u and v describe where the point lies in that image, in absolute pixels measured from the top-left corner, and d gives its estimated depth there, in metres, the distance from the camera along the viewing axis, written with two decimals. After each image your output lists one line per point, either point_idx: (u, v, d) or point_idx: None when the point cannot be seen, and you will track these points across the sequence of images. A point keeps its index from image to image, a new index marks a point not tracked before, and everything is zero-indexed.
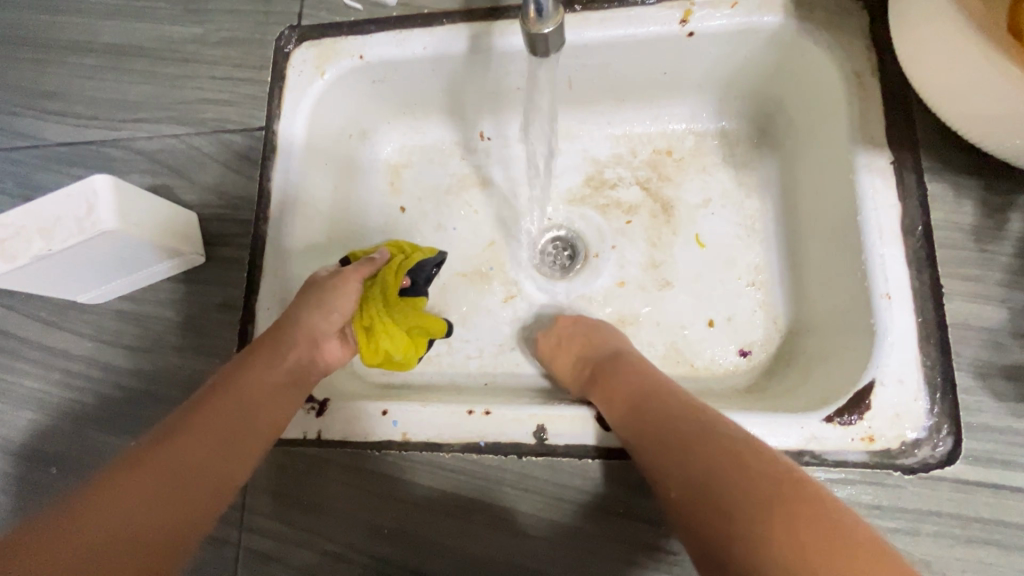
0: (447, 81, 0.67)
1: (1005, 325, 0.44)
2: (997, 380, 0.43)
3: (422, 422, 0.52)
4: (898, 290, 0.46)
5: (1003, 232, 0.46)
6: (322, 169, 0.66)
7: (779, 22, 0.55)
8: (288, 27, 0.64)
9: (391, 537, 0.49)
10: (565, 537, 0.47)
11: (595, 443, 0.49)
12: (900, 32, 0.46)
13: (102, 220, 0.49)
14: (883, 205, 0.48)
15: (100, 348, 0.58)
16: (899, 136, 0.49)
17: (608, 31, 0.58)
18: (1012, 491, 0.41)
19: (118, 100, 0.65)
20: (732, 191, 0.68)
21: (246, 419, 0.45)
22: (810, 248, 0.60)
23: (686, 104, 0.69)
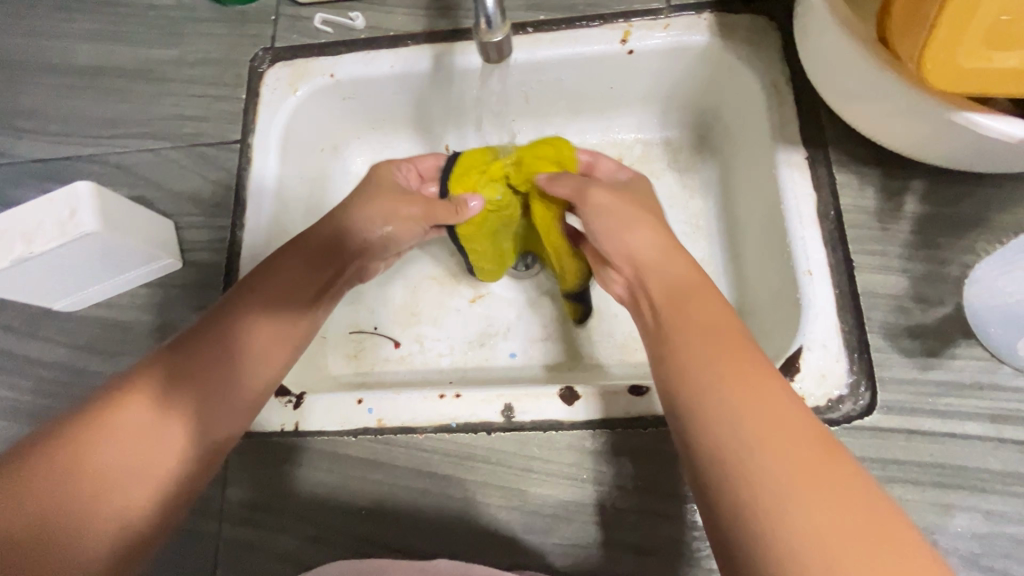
0: (413, 97, 0.72)
1: (907, 292, 0.51)
2: (904, 338, 0.49)
3: (396, 408, 0.55)
4: (818, 266, 0.53)
5: (900, 212, 0.53)
6: (296, 179, 0.70)
7: (706, 40, 0.63)
8: (262, 49, 0.68)
9: (368, 517, 0.52)
10: (536, 506, 0.51)
11: (559, 417, 0.52)
12: (805, 46, 0.52)
13: (84, 223, 0.52)
14: (801, 194, 0.55)
15: (75, 354, 0.59)
16: (811, 135, 0.57)
17: (558, 49, 0.65)
18: (921, 434, 0.47)
19: (94, 118, 0.67)
20: (678, 192, 0.75)
21: (200, 418, 0.46)
22: (746, 239, 0.66)
23: (633, 116, 0.76)
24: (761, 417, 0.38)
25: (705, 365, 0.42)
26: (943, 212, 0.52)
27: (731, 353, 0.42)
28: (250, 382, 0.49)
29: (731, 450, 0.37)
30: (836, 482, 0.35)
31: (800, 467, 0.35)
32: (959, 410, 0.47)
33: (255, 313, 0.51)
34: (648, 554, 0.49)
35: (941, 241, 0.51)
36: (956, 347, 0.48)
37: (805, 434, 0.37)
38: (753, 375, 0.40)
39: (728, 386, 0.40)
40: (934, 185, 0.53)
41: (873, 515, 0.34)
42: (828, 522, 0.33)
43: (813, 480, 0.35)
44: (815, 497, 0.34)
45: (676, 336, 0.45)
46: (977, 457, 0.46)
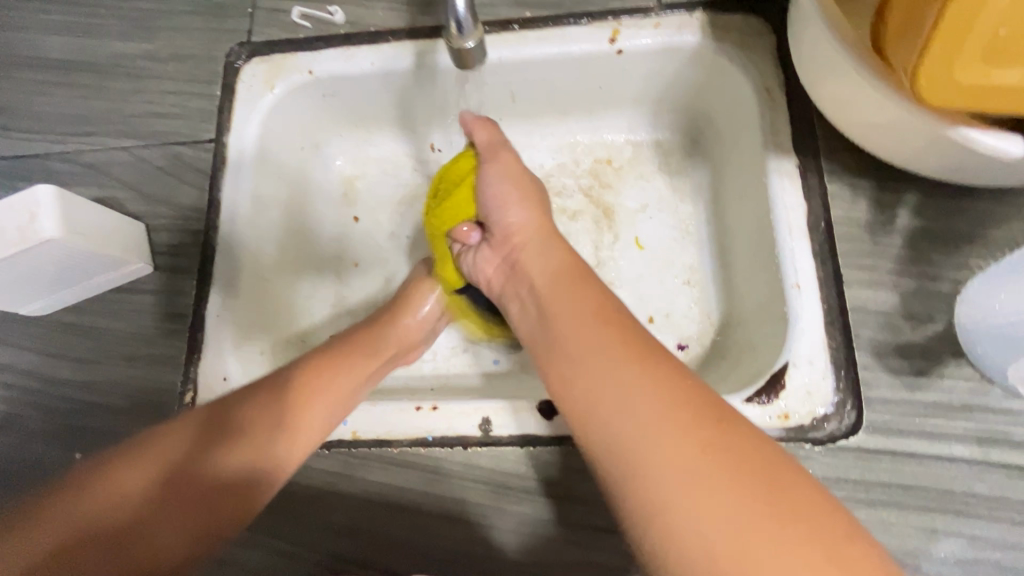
0: (396, 95, 0.69)
1: (897, 308, 0.49)
2: (892, 357, 0.48)
3: (372, 420, 0.53)
4: (806, 279, 0.51)
5: (892, 225, 0.51)
6: (274, 179, 0.67)
7: (697, 41, 0.61)
8: (237, 44, 0.66)
9: (342, 533, 0.51)
10: (513, 523, 0.50)
11: (538, 432, 0.51)
12: (798, 53, 0.50)
13: (44, 229, 0.51)
14: (791, 205, 0.53)
15: (44, 360, 0.58)
16: (803, 142, 0.55)
17: (544, 48, 0.63)
18: (906, 456, 0.46)
19: (64, 114, 0.65)
20: (668, 196, 0.73)
21: (239, 444, 0.46)
22: (736, 246, 0.65)
23: (623, 117, 0.74)
24: (682, 428, 0.35)
25: (625, 410, 0.37)
26: (936, 225, 0.50)
27: (638, 376, 0.38)
28: (301, 412, 0.49)
29: (653, 471, 0.35)
30: (768, 489, 0.33)
31: (727, 480, 0.33)
32: (946, 432, 0.46)
33: (327, 361, 0.53)
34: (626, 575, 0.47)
35: (934, 255, 0.50)
36: (945, 366, 0.47)
37: (735, 444, 0.35)
38: (666, 402, 0.37)
39: (654, 427, 0.36)
40: (928, 197, 0.51)
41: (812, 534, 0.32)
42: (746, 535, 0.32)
43: (734, 492, 0.33)
44: (734, 509, 0.32)
45: (581, 374, 0.41)
46: (962, 480, 0.45)
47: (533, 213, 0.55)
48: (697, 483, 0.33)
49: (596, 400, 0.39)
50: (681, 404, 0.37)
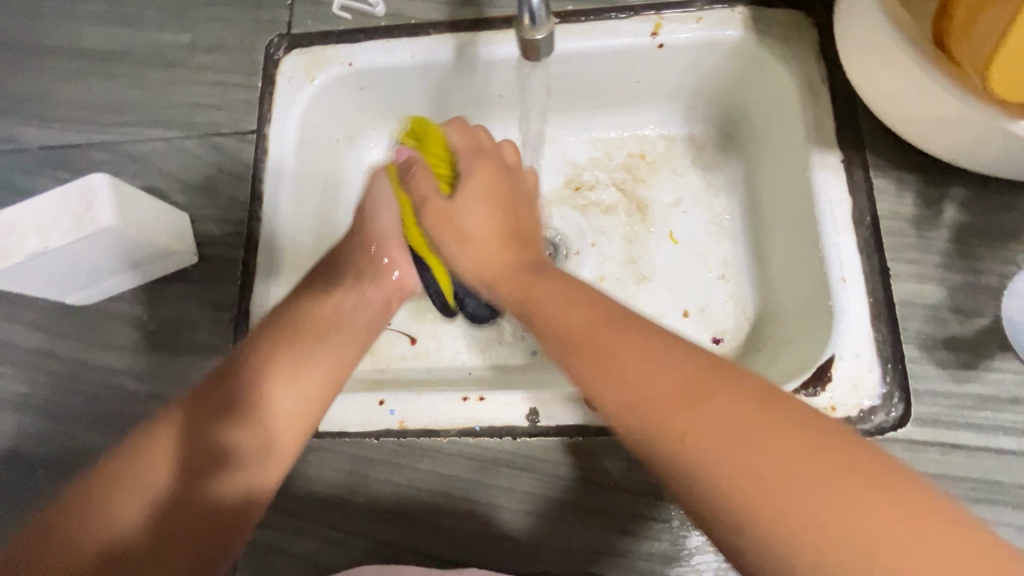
0: (433, 88, 0.70)
1: (944, 302, 0.50)
2: (940, 349, 0.48)
3: (418, 409, 0.54)
4: (852, 273, 0.52)
5: (938, 219, 0.51)
6: (311, 170, 0.68)
7: (738, 35, 0.61)
8: (278, 35, 0.66)
9: (391, 520, 0.51)
10: (560, 512, 0.50)
11: (585, 422, 0.52)
12: (845, 47, 0.50)
13: (100, 218, 0.51)
14: (836, 198, 0.54)
15: (87, 349, 0.58)
16: (847, 137, 0.55)
17: (585, 41, 0.63)
18: (955, 447, 0.46)
19: (104, 104, 0.65)
20: (701, 191, 0.73)
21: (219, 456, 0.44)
22: (773, 241, 0.65)
23: (657, 112, 0.74)
24: (687, 429, 0.33)
25: (707, 435, 0.32)
26: (982, 220, 0.51)
27: (705, 413, 0.33)
28: (273, 416, 0.46)
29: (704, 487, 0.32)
30: (813, 459, 0.31)
31: (771, 467, 0.31)
32: (994, 423, 0.46)
33: (279, 355, 0.48)
34: (675, 562, 0.48)
35: (980, 250, 0.50)
36: (993, 359, 0.48)
37: (741, 411, 0.32)
38: (743, 424, 0.32)
39: (755, 476, 0.31)
40: (975, 192, 0.51)
41: (866, 489, 0.30)
42: (815, 510, 0.29)
43: (777, 471, 0.31)
44: (790, 484, 0.30)
45: (642, 412, 0.34)
46: (1011, 471, 0.45)
47: (489, 236, 0.49)
48: (812, 506, 0.29)
49: (668, 431, 0.33)
50: (763, 431, 0.32)
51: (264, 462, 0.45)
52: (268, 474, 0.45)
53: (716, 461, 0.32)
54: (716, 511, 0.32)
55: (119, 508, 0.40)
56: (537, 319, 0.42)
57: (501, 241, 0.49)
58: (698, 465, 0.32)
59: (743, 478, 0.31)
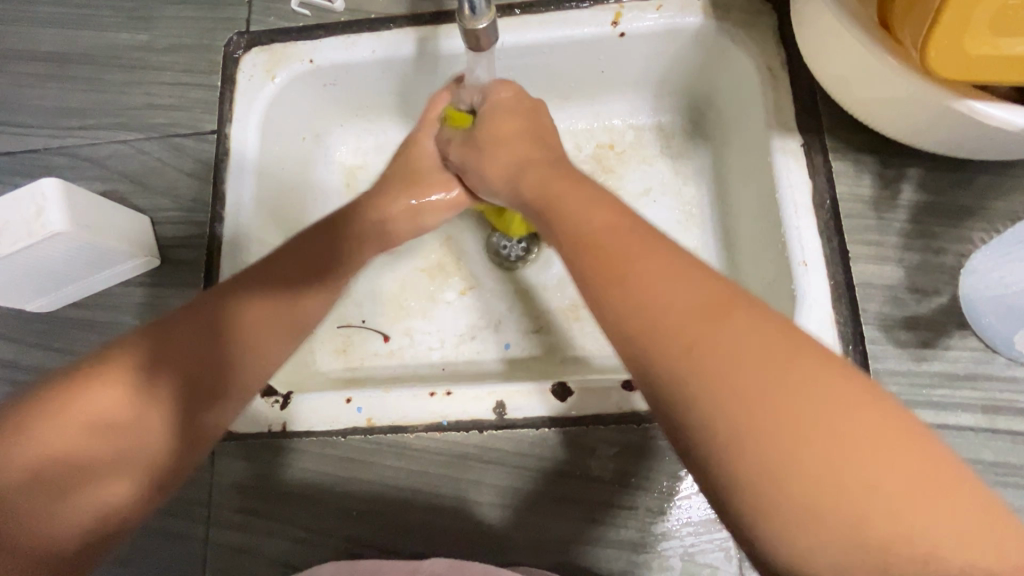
0: (397, 83, 0.69)
1: (903, 283, 0.50)
2: (899, 330, 0.49)
3: (385, 406, 0.53)
4: (813, 257, 0.52)
5: (897, 201, 0.52)
6: (276, 169, 0.67)
7: (699, 22, 0.61)
8: (237, 34, 0.65)
9: (360, 518, 0.51)
10: (529, 503, 0.50)
11: (552, 414, 0.52)
12: (802, 34, 0.50)
13: (52, 223, 0.50)
14: (796, 182, 0.54)
15: (51, 356, 0.57)
16: (806, 121, 0.55)
17: (547, 32, 0.63)
18: None
19: (61, 108, 0.64)
20: (670, 180, 0.73)
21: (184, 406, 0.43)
22: (740, 227, 0.65)
23: (625, 101, 0.74)
24: (718, 352, 0.31)
25: (732, 354, 0.31)
26: (940, 200, 0.51)
27: (734, 331, 0.32)
28: (242, 366, 0.46)
29: (713, 412, 0.30)
30: (841, 406, 0.30)
31: (791, 403, 0.30)
32: (952, 401, 0.47)
33: (255, 308, 0.47)
34: (642, 549, 0.49)
35: (938, 230, 0.51)
36: (950, 338, 0.48)
37: (771, 342, 0.31)
38: (761, 347, 0.31)
39: (771, 412, 0.30)
40: (932, 172, 0.52)
41: (890, 447, 0.29)
42: (829, 459, 0.29)
43: (798, 408, 0.30)
44: (809, 425, 0.29)
45: (662, 318, 0.33)
46: (969, 448, 0.46)
47: (522, 145, 0.51)
48: (827, 456, 0.29)
49: (690, 348, 0.32)
50: (785, 362, 0.31)
51: (227, 407, 0.46)
52: (228, 416, 0.46)
53: (736, 391, 0.30)
54: (716, 441, 0.30)
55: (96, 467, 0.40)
56: (564, 233, 0.41)
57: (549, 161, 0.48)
58: (706, 380, 0.31)
59: (759, 392, 0.30)
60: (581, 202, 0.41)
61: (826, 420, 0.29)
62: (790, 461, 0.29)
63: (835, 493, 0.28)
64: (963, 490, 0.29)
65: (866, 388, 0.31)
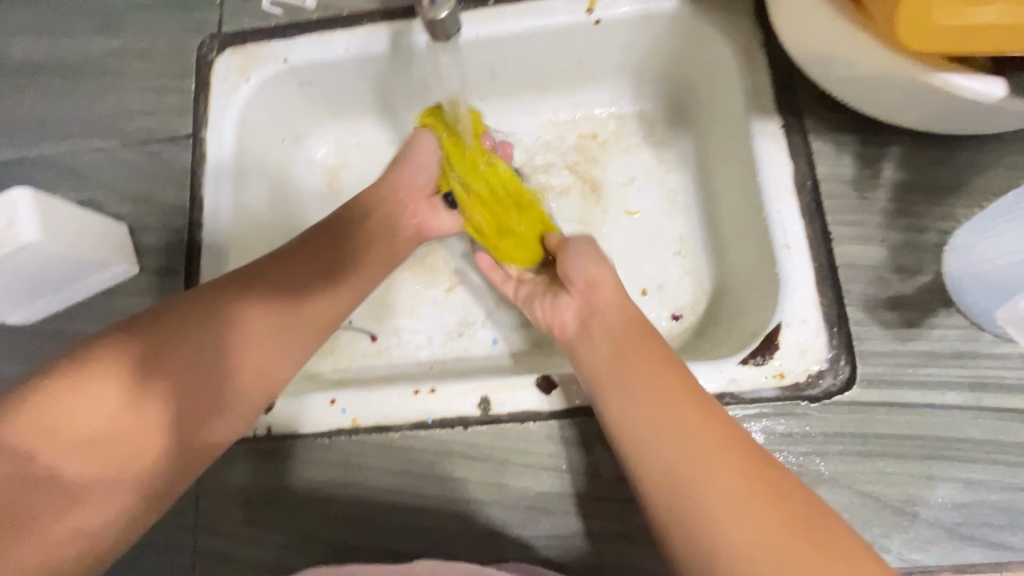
0: (374, 80, 0.68)
1: (886, 262, 0.49)
2: (883, 310, 0.48)
3: (369, 406, 0.53)
4: (796, 240, 0.51)
5: (878, 179, 0.51)
6: (255, 172, 0.66)
7: (675, 6, 0.60)
8: (209, 36, 0.64)
9: (348, 520, 0.51)
10: (517, 499, 0.50)
11: (537, 408, 0.51)
12: (778, 17, 0.50)
13: (22, 232, 0.50)
14: (777, 165, 0.53)
15: (34, 367, 0.57)
16: (785, 103, 0.54)
17: (521, 22, 0.62)
18: (901, 407, 0.46)
19: (36, 117, 0.64)
20: (654, 168, 0.72)
21: (191, 425, 0.46)
22: (724, 213, 0.64)
23: (606, 90, 0.73)
24: (665, 433, 0.41)
25: (674, 436, 0.41)
26: (922, 177, 0.51)
27: (688, 418, 0.42)
28: (245, 379, 0.48)
29: (660, 472, 0.40)
30: (758, 492, 0.38)
31: (711, 476, 0.38)
32: (939, 380, 0.46)
33: (262, 312, 0.50)
34: (631, 541, 0.48)
35: (921, 207, 0.50)
36: (935, 316, 0.48)
37: (705, 434, 0.41)
38: (697, 432, 0.41)
39: (695, 476, 0.39)
40: (913, 149, 0.51)
41: (786, 526, 0.36)
42: (736, 522, 0.36)
43: (716, 483, 0.38)
44: (723, 494, 0.38)
45: (631, 398, 0.44)
46: (956, 426, 0.46)
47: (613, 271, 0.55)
48: (729, 524, 0.37)
49: (642, 428, 0.43)
50: (718, 449, 0.40)
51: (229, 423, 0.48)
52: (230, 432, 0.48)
53: (665, 455, 0.41)
54: (653, 493, 0.40)
55: (83, 468, 0.42)
56: (602, 331, 0.50)
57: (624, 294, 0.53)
58: (651, 451, 0.41)
59: (688, 465, 0.39)
60: (614, 310, 0.52)
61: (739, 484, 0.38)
62: (706, 519, 0.37)
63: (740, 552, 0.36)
64: (845, 557, 0.35)
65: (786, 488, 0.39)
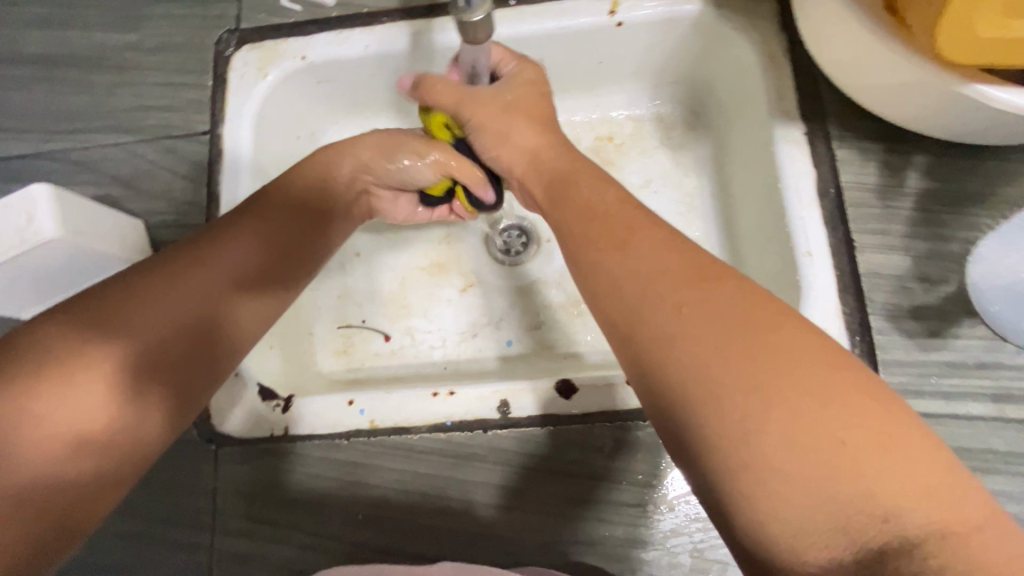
0: (391, 78, 0.68)
1: (910, 272, 0.49)
2: (906, 319, 0.48)
3: (388, 408, 0.53)
4: (818, 247, 0.51)
5: (903, 188, 0.51)
6: (271, 170, 0.66)
7: (698, 9, 0.60)
8: (228, 31, 0.64)
9: (366, 521, 0.51)
10: (535, 503, 0.50)
11: (557, 412, 0.51)
12: (805, 26, 0.50)
13: (43, 229, 0.50)
14: (800, 172, 0.53)
15: None
16: (810, 109, 0.54)
17: (543, 23, 0.61)
18: (924, 417, 0.46)
19: (50, 111, 0.63)
20: (671, 171, 0.72)
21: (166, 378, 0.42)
22: (742, 217, 0.64)
23: (624, 92, 0.73)
24: (683, 321, 0.33)
25: (695, 321, 0.33)
26: (947, 187, 0.50)
27: (709, 297, 0.34)
28: (227, 336, 0.46)
29: (686, 368, 0.32)
30: (810, 373, 0.31)
31: (751, 364, 0.31)
32: (962, 391, 0.46)
33: (236, 271, 0.47)
34: (648, 547, 0.48)
35: (945, 217, 0.50)
36: (959, 327, 0.47)
37: (731, 312, 0.33)
38: (729, 314, 0.33)
39: (733, 371, 0.31)
40: (938, 158, 0.51)
41: (857, 413, 0.30)
42: (793, 415, 0.30)
43: (755, 368, 0.31)
44: (768, 382, 0.30)
45: (635, 287, 0.36)
46: (978, 437, 0.46)
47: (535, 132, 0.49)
48: (787, 419, 0.30)
49: (675, 339, 0.33)
50: (750, 325, 0.32)
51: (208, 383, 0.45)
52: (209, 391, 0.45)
53: (684, 343, 0.33)
54: (681, 396, 0.32)
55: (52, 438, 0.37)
56: (568, 204, 0.43)
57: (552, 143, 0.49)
58: (673, 346, 0.33)
59: (724, 354, 0.32)
60: (587, 188, 0.43)
61: (777, 391, 0.30)
62: (756, 418, 0.30)
63: (803, 447, 0.29)
64: (924, 450, 0.29)
65: (848, 371, 0.31)
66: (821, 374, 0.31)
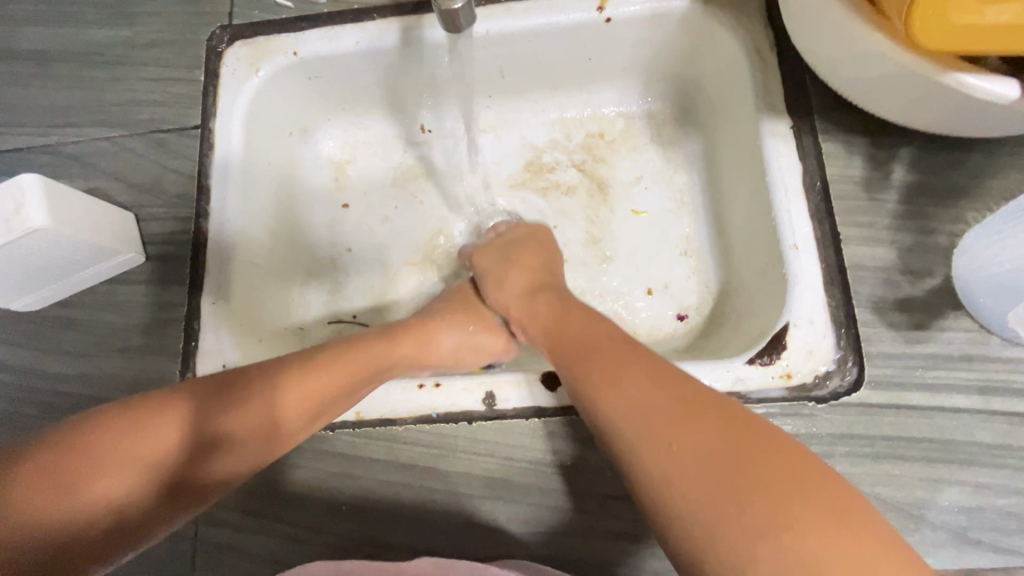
0: (383, 74, 0.68)
1: (896, 264, 0.49)
2: (891, 311, 0.48)
3: (374, 400, 0.53)
4: (804, 239, 0.51)
5: (889, 181, 0.51)
6: (262, 165, 0.66)
7: (686, 6, 0.60)
8: (220, 27, 0.64)
9: (350, 513, 0.51)
10: (520, 496, 0.50)
11: (542, 404, 0.51)
12: (789, 18, 0.50)
13: (31, 218, 0.50)
14: (786, 165, 0.53)
15: (40, 354, 0.57)
16: (796, 103, 0.54)
17: (532, 20, 0.62)
18: (909, 409, 0.46)
19: (44, 106, 0.64)
20: (661, 168, 0.72)
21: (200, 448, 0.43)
22: (731, 212, 0.64)
23: (614, 90, 0.73)
24: (678, 441, 0.35)
25: (689, 443, 0.35)
26: (932, 179, 0.50)
27: (700, 427, 0.35)
28: (266, 420, 0.44)
29: (675, 486, 0.34)
30: (795, 493, 0.33)
31: (739, 483, 0.33)
32: (948, 382, 0.46)
33: (293, 362, 0.47)
34: (632, 539, 0.48)
35: (931, 209, 0.50)
36: (944, 319, 0.47)
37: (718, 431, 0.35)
38: (723, 440, 0.35)
39: (722, 491, 0.33)
40: (923, 151, 0.51)
41: (842, 536, 0.31)
42: (778, 532, 0.31)
43: (743, 489, 0.33)
44: (756, 505, 0.32)
45: (639, 399, 0.38)
46: (963, 429, 0.45)
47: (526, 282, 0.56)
48: (770, 533, 0.31)
49: (668, 463, 0.35)
50: (741, 448, 0.34)
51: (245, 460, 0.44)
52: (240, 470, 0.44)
53: (676, 458, 0.35)
54: (673, 513, 0.34)
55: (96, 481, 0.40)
56: (563, 338, 0.47)
57: (547, 297, 0.53)
58: (667, 466, 0.35)
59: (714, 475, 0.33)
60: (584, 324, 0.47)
61: (755, 495, 0.33)
62: (744, 537, 0.32)
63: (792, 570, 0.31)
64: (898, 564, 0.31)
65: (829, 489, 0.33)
66: (805, 491, 0.33)
